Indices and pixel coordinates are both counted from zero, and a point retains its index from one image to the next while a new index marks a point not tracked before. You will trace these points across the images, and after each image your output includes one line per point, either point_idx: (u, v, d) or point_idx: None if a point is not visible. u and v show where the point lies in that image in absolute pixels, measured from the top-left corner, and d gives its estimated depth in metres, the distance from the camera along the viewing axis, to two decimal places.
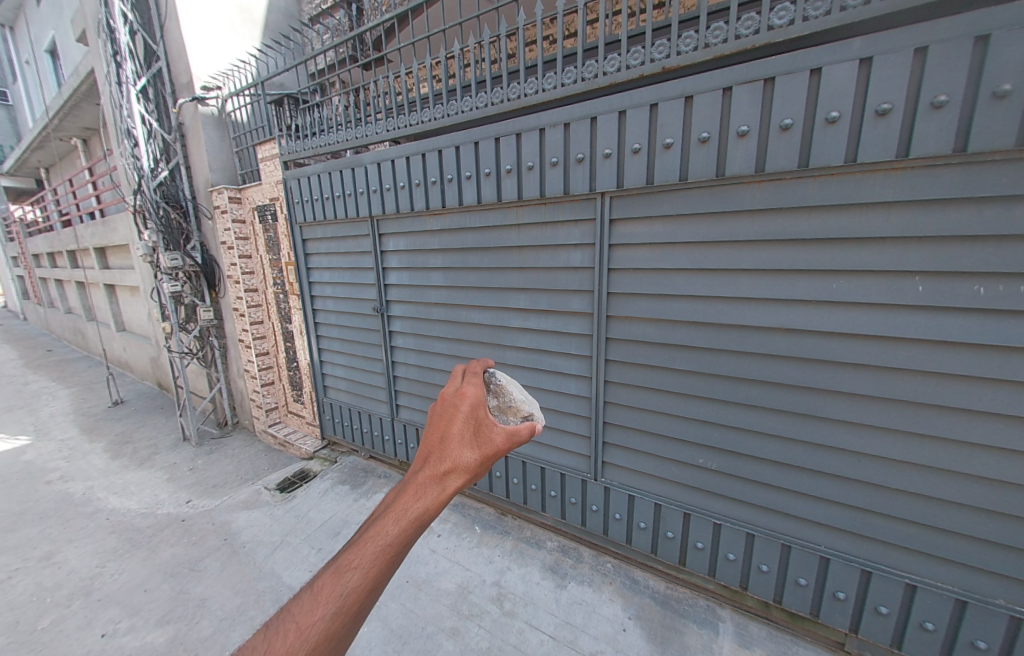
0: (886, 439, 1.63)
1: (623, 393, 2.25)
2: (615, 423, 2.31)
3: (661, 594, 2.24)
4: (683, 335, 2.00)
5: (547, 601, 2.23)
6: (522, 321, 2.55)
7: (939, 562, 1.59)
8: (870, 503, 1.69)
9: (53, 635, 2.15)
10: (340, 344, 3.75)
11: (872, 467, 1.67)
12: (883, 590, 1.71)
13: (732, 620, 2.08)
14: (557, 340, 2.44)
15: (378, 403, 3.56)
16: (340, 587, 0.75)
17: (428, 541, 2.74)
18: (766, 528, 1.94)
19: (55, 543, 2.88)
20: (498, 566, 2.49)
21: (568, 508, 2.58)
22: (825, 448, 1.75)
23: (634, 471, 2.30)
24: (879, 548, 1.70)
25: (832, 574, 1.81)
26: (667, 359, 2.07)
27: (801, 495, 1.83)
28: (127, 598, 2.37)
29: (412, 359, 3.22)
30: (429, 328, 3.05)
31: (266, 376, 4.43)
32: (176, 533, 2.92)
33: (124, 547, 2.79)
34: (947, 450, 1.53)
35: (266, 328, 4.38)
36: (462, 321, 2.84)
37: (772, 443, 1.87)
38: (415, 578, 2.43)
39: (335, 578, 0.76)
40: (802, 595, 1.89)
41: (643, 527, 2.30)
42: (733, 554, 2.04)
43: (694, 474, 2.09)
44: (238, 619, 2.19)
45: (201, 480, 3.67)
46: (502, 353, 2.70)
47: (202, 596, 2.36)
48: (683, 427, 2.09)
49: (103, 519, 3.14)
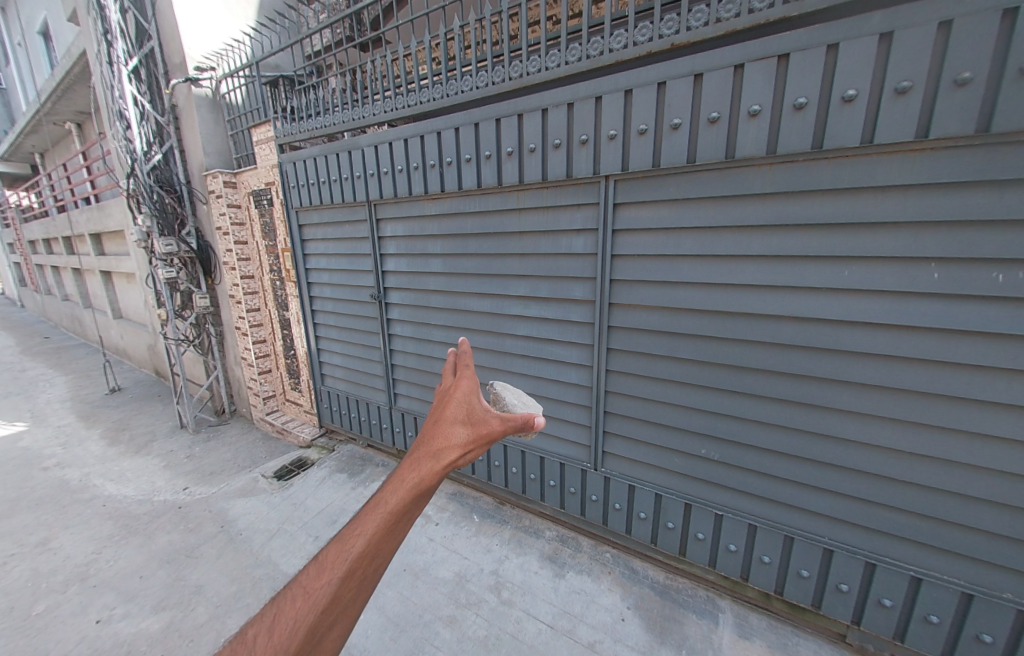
0: (895, 431, 1.58)
1: (625, 382, 2.20)
2: (616, 412, 2.27)
3: (661, 584, 2.23)
4: (688, 323, 1.94)
5: (545, 591, 2.22)
6: (522, 310, 2.49)
7: (947, 556, 1.56)
8: (876, 495, 1.65)
9: (48, 621, 2.13)
10: (338, 333, 3.69)
11: (878, 458, 1.63)
12: (888, 583, 1.68)
13: (732, 611, 2.07)
14: (558, 329, 2.38)
15: (376, 392, 3.52)
16: (345, 553, 0.77)
17: (426, 529, 2.72)
18: (768, 519, 1.91)
19: (51, 528, 2.87)
20: (496, 555, 2.47)
21: (567, 497, 2.56)
22: (830, 438, 1.71)
23: (635, 461, 2.26)
24: (884, 540, 1.67)
25: (835, 566, 1.78)
26: (671, 348, 2.01)
27: (805, 486, 1.80)
28: (122, 584, 2.35)
29: (410, 348, 3.17)
30: (428, 316, 2.99)
31: (263, 364, 4.38)
32: (172, 520, 2.91)
33: (120, 533, 2.78)
34: (958, 442, 1.48)
35: (262, 316, 4.31)
36: (461, 309, 2.78)
37: (776, 434, 1.82)
38: (413, 566, 2.41)
39: (339, 545, 0.78)
40: (803, 586, 1.87)
41: (642, 517, 2.28)
42: (734, 545, 2.01)
43: (696, 465, 2.05)
44: (234, 606, 2.18)
45: (198, 467, 3.65)
46: (501, 342, 2.65)
47: (198, 582, 2.34)
48: (685, 417, 2.04)
49: (100, 505, 3.13)
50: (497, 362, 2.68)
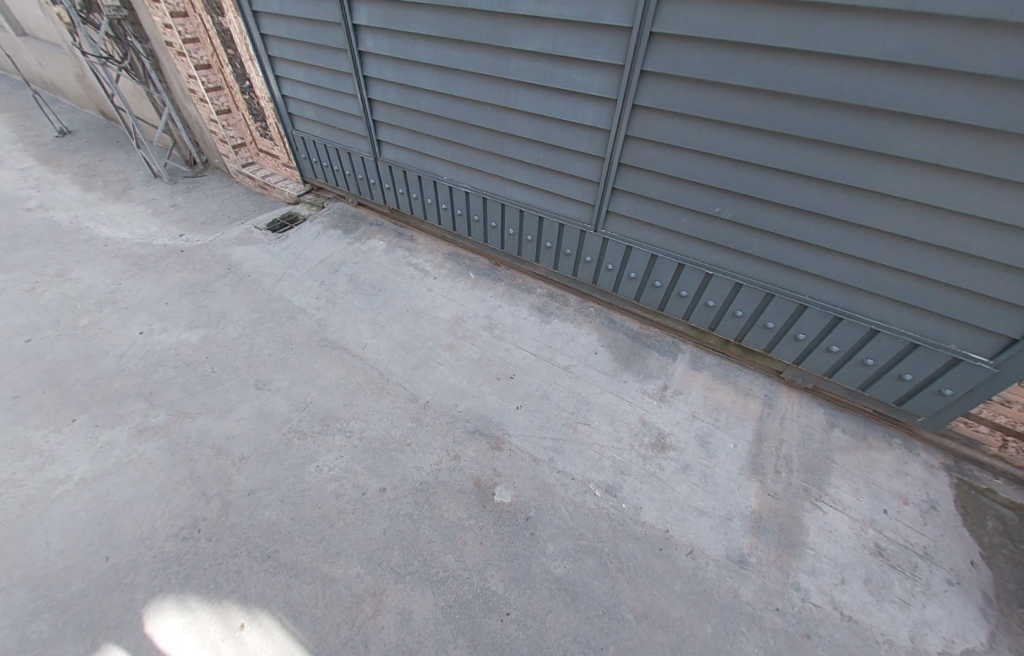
0: (948, 188, 1.40)
1: (649, 124, 1.83)
2: (630, 165, 1.98)
3: (634, 331, 2.52)
4: (758, 29, 1.43)
5: (533, 331, 2.52)
6: (535, 9, 1.81)
7: (914, 313, 1.67)
8: (879, 256, 1.63)
9: (97, 330, 2.47)
10: (296, 53, 2.89)
11: (907, 216, 1.51)
12: (843, 334, 1.87)
13: (691, 352, 2.41)
14: (579, 41, 1.79)
15: (357, 140, 3.05)
16: None
17: (425, 281, 2.86)
18: (756, 279, 1.95)
19: (63, 262, 2.99)
20: (489, 304, 2.69)
21: (562, 258, 2.58)
22: (866, 194, 1.53)
23: (638, 222, 2.14)
24: (862, 298, 1.75)
25: (801, 320, 1.94)
26: (723, 70, 1.55)
27: (810, 248, 1.75)
28: (152, 308, 2.62)
29: (390, 77, 2.52)
30: (408, 23, 2.23)
31: (219, 102, 3.54)
32: (179, 261, 3.01)
33: (133, 269, 2.92)
34: (1010, 199, 1.32)
35: (195, 26, 3.15)
36: (451, 9, 2.03)
37: (807, 188, 1.63)
38: (415, 308, 2.65)
39: None
40: (763, 334, 2.10)
41: (632, 277, 2.35)
42: (714, 302, 2.15)
43: (703, 225, 1.94)
44: (259, 327, 2.49)
45: (187, 216, 3.55)
46: (505, 65, 2.05)
47: (221, 310, 2.60)
48: (709, 170, 1.79)
49: (101, 245, 3.17)
50: (500, 97, 2.16)
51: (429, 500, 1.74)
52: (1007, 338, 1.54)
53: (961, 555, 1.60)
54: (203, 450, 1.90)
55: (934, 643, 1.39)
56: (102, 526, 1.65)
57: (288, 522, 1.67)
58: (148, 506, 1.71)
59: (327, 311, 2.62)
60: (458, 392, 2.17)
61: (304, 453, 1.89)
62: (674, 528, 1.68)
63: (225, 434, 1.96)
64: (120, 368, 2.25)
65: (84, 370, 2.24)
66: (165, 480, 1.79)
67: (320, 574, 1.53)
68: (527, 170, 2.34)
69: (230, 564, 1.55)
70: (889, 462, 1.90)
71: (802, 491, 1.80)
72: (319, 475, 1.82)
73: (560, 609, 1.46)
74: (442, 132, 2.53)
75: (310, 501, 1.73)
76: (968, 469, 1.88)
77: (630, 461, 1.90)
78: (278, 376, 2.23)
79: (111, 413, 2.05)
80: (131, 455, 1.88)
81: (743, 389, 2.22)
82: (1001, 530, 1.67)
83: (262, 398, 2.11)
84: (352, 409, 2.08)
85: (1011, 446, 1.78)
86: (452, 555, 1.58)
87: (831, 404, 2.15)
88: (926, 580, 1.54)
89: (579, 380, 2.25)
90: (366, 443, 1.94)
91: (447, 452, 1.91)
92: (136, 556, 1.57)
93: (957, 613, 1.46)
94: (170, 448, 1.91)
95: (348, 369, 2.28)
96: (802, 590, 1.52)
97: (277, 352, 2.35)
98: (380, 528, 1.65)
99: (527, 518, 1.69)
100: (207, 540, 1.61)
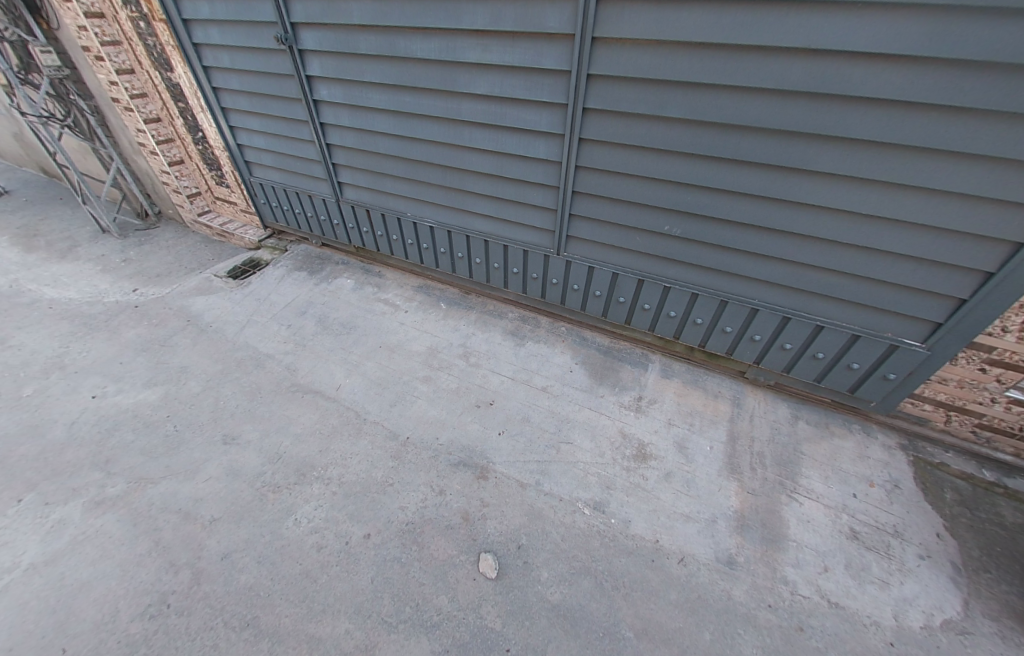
0: (863, 195, 1.57)
1: (598, 154, 1.96)
2: (584, 192, 2.10)
3: (605, 347, 2.60)
4: (683, 67, 1.59)
5: (508, 355, 2.55)
6: (480, 56, 1.93)
7: (852, 307, 1.83)
8: (815, 259, 1.78)
9: (42, 399, 2.29)
10: (249, 104, 2.93)
11: (832, 222, 1.67)
12: (794, 332, 2.01)
13: (661, 361, 2.50)
14: (524, 83, 1.92)
15: (317, 182, 3.08)
16: None
17: (396, 316, 2.86)
18: (710, 288, 2.08)
19: (1, 328, 2.79)
20: (463, 333, 2.71)
21: (529, 283, 2.65)
22: (795, 206, 1.70)
23: (598, 244, 2.25)
24: (806, 298, 1.90)
25: (755, 322, 2.08)
26: (657, 103, 1.70)
27: (754, 256, 1.90)
28: (105, 368, 2.48)
29: (346, 122, 2.59)
30: (360, 72, 2.33)
31: (171, 154, 3.47)
32: (133, 317, 2.88)
33: (82, 330, 2.76)
34: (915, 201, 1.50)
35: (142, 82, 3.13)
36: (402, 58, 2.14)
37: (744, 204, 1.78)
38: (388, 344, 2.63)
39: None
40: (724, 339, 2.22)
41: (597, 295, 2.45)
42: (675, 312, 2.26)
43: (657, 241, 2.07)
44: (224, 379, 2.40)
45: (141, 269, 3.41)
46: (456, 107, 2.16)
47: (182, 364, 2.49)
48: (656, 191, 1.93)
49: (45, 307, 2.99)
50: (455, 136, 2.26)
51: (417, 541, 1.69)
52: (933, 323, 1.71)
53: (927, 529, 1.70)
54: (169, 516, 1.78)
55: (915, 618, 1.46)
56: (55, 615, 1.49)
57: (267, 583, 1.57)
58: (108, 586, 1.57)
59: (296, 355, 2.57)
60: (438, 424, 2.15)
61: (280, 507, 1.81)
62: (664, 538, 1.70)
63: (192, 497, 1.85)
64: (71, 437, 2.10)
65: (29, 444, 2.06)
66: (127, 555, 1.66)
67: (305, 636, 1.44)
68: (487, 202, 2.44)
69: (205, 638, 1.43)
70: (853, 448, 2.02)
71: (778, 486, 1.87)
72: (298, 528, 1.73)
73: (560, 637, 1.43)
74: (402, 171, 2.60)
75: (290, 558, 1.64)
76: (922, 446, 2.02)
77: (615, 476, 1.93)
78: (248, 428, 2.13)
79: (62, 487, 1.89)
80: (86, 531, 1.73)
81: (712, 393, 2.32)
82: (959, 501, 1.80)
83: (231, 454, 2.01)
84: (329, 455, 2.01)
85: (955, 421, 1.93)
86: (445, 596, 1.53)
87: (794, 398, 2.27)
88: (901, 558, 1.62)
89: (557, 400, 2.28)
90: (346, 488, 1.87)
91: (431, 488, 1.87)
92: (97, 644, 1.42)
93: (931, 586, 1.54)
94: (131, 519, 1.77)
95: (322, 413, 2.21)
96: (790, 583, 1.56)
97: (245, 402, 2.27)
98: (368, 577, 1.59)
99: (519, 547, 1.67)
100: (177, 615, 1.49)
